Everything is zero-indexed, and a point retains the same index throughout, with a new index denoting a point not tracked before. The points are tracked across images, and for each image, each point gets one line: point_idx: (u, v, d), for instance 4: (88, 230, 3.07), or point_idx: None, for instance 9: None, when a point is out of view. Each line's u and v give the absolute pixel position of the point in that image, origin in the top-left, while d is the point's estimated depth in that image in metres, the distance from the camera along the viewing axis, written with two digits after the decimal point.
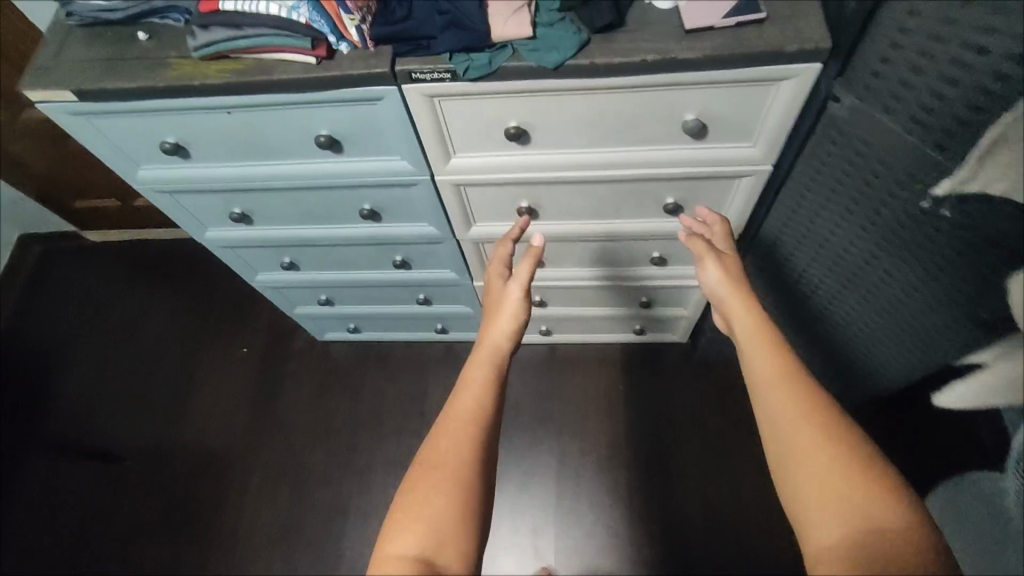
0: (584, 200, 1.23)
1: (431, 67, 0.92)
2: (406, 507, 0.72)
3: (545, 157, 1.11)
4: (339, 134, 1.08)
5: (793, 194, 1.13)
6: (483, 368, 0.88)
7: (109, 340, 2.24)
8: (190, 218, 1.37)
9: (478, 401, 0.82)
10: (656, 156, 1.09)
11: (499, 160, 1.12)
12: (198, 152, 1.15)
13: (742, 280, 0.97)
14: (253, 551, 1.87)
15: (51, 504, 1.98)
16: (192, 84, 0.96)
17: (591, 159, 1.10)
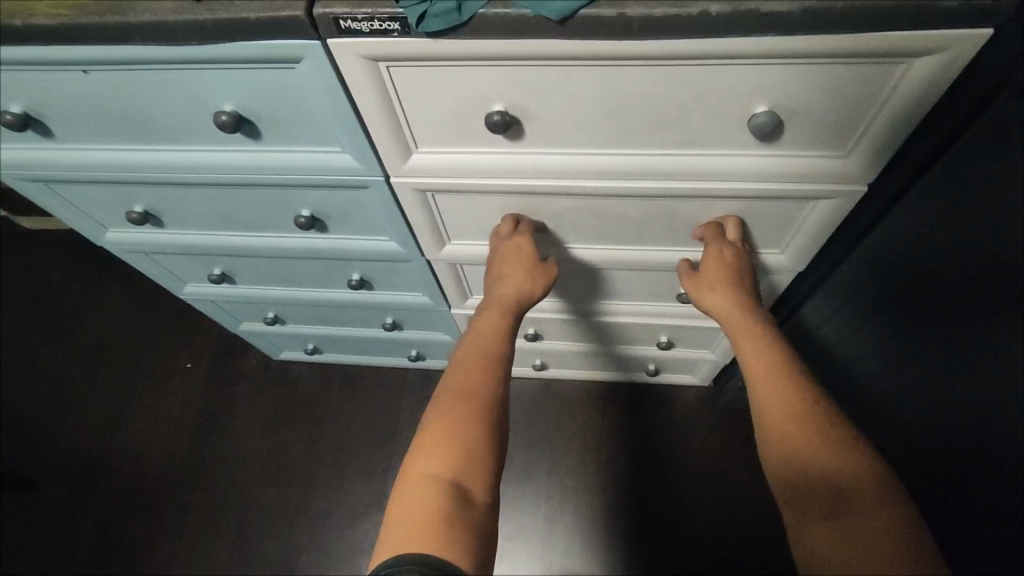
0: (599, 218, 0.90)
1: (367, 11, 0.59)
2: (430, 434, 0.63)
3: (544, 157, 0.77)
4: (250, 111, 0.76)
5: (888, 241, 0.80)
6: (492, 316, 0.80)
7: (34, 342, 1.92)
8: (81, 215, 1.05)
9: (485, 343, 0.75)
10: (706, 164, 0.75)
11: (480, 160, 0.79)
12: (61, 129, 0.82)
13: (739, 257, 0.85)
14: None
15: None
16: (13, 25, 0.64)
17: (616, 163, 0.77)
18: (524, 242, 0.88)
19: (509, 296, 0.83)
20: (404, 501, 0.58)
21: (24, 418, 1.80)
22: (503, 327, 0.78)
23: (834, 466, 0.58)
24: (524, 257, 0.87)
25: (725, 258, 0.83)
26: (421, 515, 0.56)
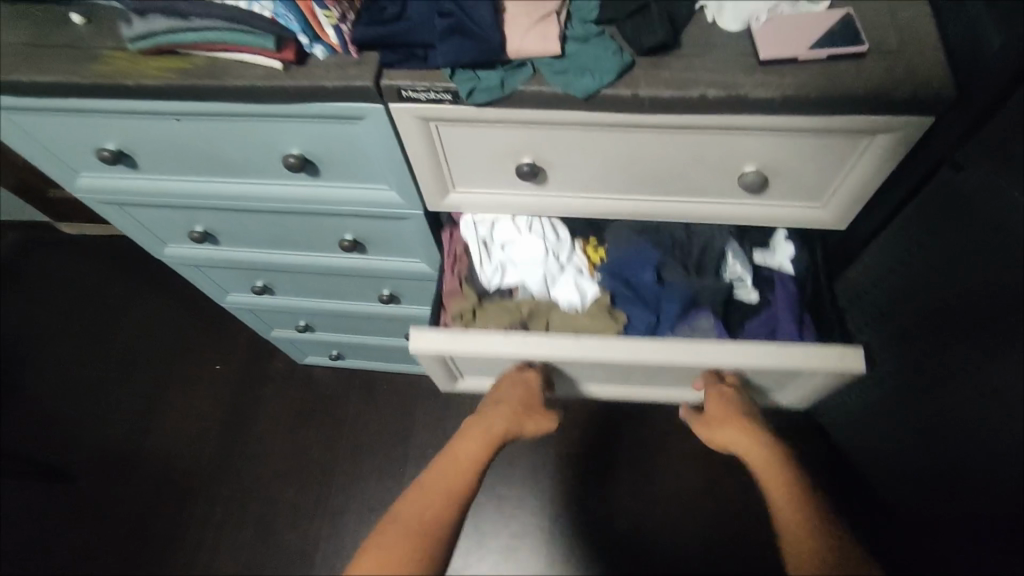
0: (604, 372, 1.03)
1: (426, 84, 0.71)
2: (368, 563, 0.73)
3: (548, 342, 0.91)
4: (313, 154, 0.88)
5: (878, 259, 0.91)
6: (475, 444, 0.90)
7: (73, 341, 2.04)
8: (146, 233, 1.17)
9: (464, 468, 0.86)
10: (693, 356, 0.88)
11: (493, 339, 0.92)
12: (146, 162, 0.95)
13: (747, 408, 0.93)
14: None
15: None
16: (126, 84, 0.77)
17: (608, 352, 0.90)
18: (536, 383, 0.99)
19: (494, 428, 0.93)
20: None
21: (64, 412, 1.93)
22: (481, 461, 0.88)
23: None
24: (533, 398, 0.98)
25: (739, 400, 0.94)
26: None
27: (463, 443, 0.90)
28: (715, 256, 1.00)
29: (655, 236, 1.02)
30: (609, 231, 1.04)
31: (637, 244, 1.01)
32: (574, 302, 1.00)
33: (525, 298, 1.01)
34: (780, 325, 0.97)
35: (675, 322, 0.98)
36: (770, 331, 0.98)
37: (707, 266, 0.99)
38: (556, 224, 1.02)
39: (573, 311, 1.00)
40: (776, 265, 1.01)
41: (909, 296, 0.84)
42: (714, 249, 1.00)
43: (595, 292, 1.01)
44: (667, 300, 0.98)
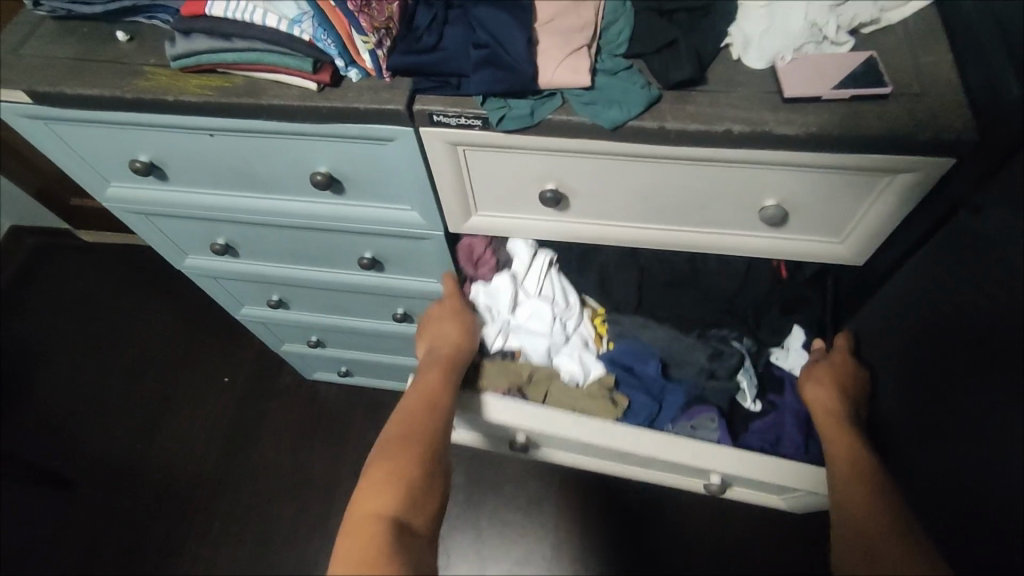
0: (597, 451, 1.01)
1: (458, 111, 0.73)
2: (376, 471, 0.77)
3: (551, 417, 0.95)
4: (340, 173, 0.90)
5: (889, 304, 0.91)
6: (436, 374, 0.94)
7: (83, 346, 2.06)
8: (168, 243, 1.19)
9: (435, 397, 0.90)
10: (698, 458, 0.92)
11: (506, 408, 0.96)
12: (175, 174, 0.97)
13: (841, 367, 0.96)
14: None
15: None
16: (165, 99, 0.79)
17: (610, 439, 0.93)
18: (455, 309, 1.04)
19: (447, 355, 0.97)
20: (348, 531, 0.71)
21: (70, 417, 1.93)
22: (444, 378, 0.93)
23: (883, 538, 0.71)
24: (459, 317, 1.03)
25: (836, 364, 0.97)
26: (361, 542, 0.68)
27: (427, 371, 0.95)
28: (729, 358, 1.05)
29: (668, 330, 1.09)
30: (619, 315, 1.12)
31: (646, 335, 1.10)
32: (576, 377, 1.06)
33: (525, 363, 1.06)
34: (784, 432, 1.01)
35: (677, 413, 1.05)
36: (774, 437, 1.01)
37: (720, 368, 1.05)
38: (565, 295, 1.10)
39: (574, 385, 1.05)
40: (785, 368, 1.06)
41: (911, 339, 0.83)
42: (731, 352, 1.06)
43: (600, 372, 1.07)
44: (671, 393, 1.06)
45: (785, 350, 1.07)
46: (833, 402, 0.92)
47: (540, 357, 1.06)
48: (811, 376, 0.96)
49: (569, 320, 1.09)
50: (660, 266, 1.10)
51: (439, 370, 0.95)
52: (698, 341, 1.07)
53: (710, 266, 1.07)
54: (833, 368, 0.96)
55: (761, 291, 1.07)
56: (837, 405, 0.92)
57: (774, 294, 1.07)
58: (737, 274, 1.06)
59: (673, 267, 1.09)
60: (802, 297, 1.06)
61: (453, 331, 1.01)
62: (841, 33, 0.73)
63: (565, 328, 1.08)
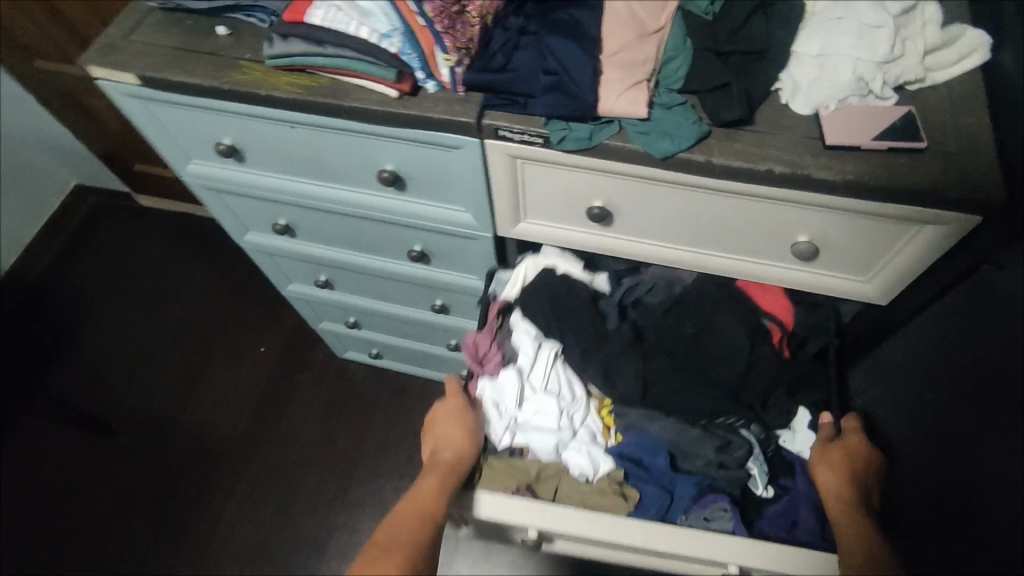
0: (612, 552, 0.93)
1: (522, 128, 0.80)
2: None
3: (560, 516, 0.89)
4: (405, 172, 0.98)
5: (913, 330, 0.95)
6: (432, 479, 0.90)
7: (133, 304, 2.18)
8: (233, 219, 1.28)
9: (425, 506, 0.86)
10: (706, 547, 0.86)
11: (512, 501, 0.91)
12: (252, 158, 1.06)
13: (853, 450, 0.92)
14: (222, 564, 1.74)
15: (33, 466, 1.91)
16: (257, 93, 0.88)
17: (618, 532, 0.88)
18: (458, 402, 1.00)
19: (447, 458, 0.93)
20: None
21: (115, 371, 2.06)
22: (440, 483, 0.89)
23: None
24: (465, 417, 0.98)
25: (851, 446, 0.92)
26: None
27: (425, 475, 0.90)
28: (738, 449, 0.99)
29: (674, 421, 1.02)
30: (625, 407, 1.04)
31: (653, 427, 1.02)
32: (585, 472, 1.00)
33: (533, 462, 1.00)
34: (799, 516, 0.97)
35: (688, 505, 0.98)
36: (789, 522, 0.97)
37: (729, 457, 0.99)
38: (571, 387, 1.06)
39: (583, 481, 0.99)
40: (794, 451, 1.03)
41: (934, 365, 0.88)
42: (739, 443, 1.00)
43: (609, 465, 1.01)
44: (681, 484, 0.99)
45: (792, 431, 1.03)
46: (845, 492, 0.88)
47: (548, 454, 1.01)
48: (824, 460, 0.91)
49: (576, 416, 1.04)
50: (664, 355, 1.05)
51: (437, 473, 0.91)
52: (705, 433, 1.00)
53: (716, 339, 1.04)
54: (846, 451, 0.92)
55: (767, 377, 1.02)
56: (851, 495, 0.87)
57: (779, 377, 1.03)
58: (741, 356, 1.02)
59: (676, 357, 1.04)
60: (810, 376, 1.06)
61: (457, 432, 0.96)
62: (887, 89, 0.78)
63: (573, 422, 1.03)
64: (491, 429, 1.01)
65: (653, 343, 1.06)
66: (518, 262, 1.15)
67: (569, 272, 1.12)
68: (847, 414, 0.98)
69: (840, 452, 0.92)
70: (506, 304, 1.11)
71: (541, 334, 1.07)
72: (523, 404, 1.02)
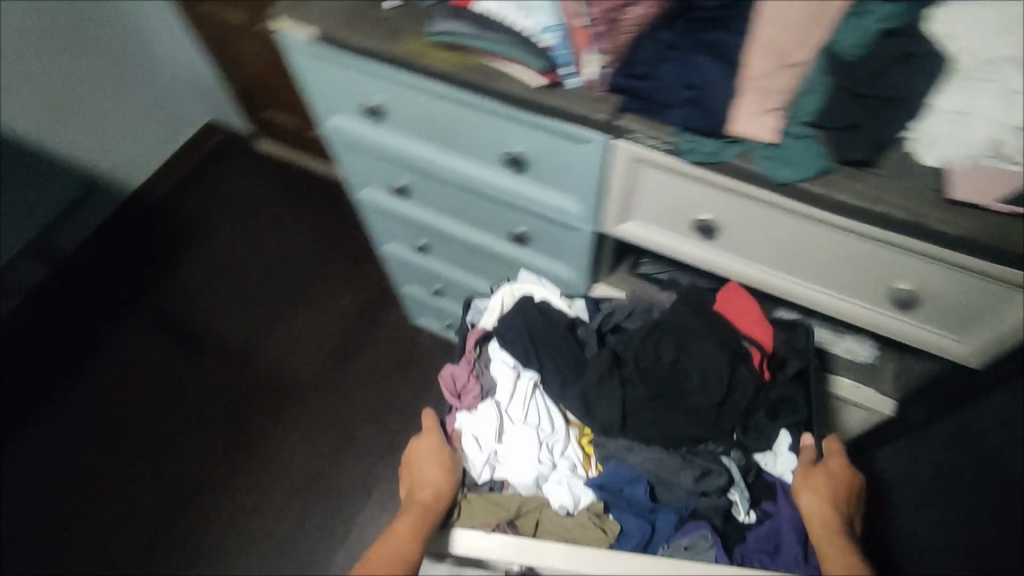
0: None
1: (652, 134, 0.86)
2: None
3: (545, 549, 0.85)
4: (527, 157, 1.06)
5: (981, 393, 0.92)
6: (409, 520, 0.91)
7: (239, 238, 2.36)
8: (354, 173, 1.40)
9: (402, 546, 0.87)
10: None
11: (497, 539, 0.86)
12: (390, 121, 1.16)
13: (839, 479, 0.97)
14: (278, 485, 1.89)
15: (131, 365, 2.12)
16: (415, 63, 0.97)
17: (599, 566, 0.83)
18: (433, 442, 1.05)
19: (423, 499, 0.96)
20: None
21: (214, 295, 2.25)
22: (417, 523, 0.90)
23: None
24: (441, 454, 1.04)
25: (838, 472, 0.98)
26: None
27: (402, 517, 0.92)
28: (718, 478, 0.99)
29: (651, 451, 1.04)
30: (605, 438, 1.06)
31: (630, 457, 1.04)
32: (566, 506, 1.03)
33: (514, 496, 1.04)
34: (783, 540, 0.98)
35: (670, 533, 0.99)
36: (773, 545, 0.98)
37: (709, 485, 0.99)
38: (551, 419, 1.09)
39: (563, 515, 1.02)
40: (776, 475, 1.04)
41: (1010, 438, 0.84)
42: (719, 473, 1.00)
43: (589, 499, 1.03)
44: (660, 517, 1.01)
45: (773, 454, 1.05)
46: (828, 517, 0.93)
47: (526, 486, 1.05)
48: (808, 484, 0.96)
49: (557, 449, 1.07)
50: (640, 384, 1.06)
51: (412, 515, 0.92)
52: (683, 462, 1.01)
53: (689, 362, 1.05)
54: (831, 479, 0.97)
55: (745, 403, 1.03)
56: (832, 520, 0.93)
57: (756, 402, 1.04)
58: (721, 384, 1.03)
59: (654, 386, 1.05)
60: (788, 400, 1.05)
61: (432, 468, 1.02)
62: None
63: (552, 454, 1.07)
64: (466, 459, 1.07)
65: (630, 368, 1.06)
66: (495, 295, 1.22)
67: (553, 302, 1.19)
68: (827, 437, 1.04)
69: (823, 475, 0.97)
70: (483, 334, 1.18)
71: (519, 364, 1.11)
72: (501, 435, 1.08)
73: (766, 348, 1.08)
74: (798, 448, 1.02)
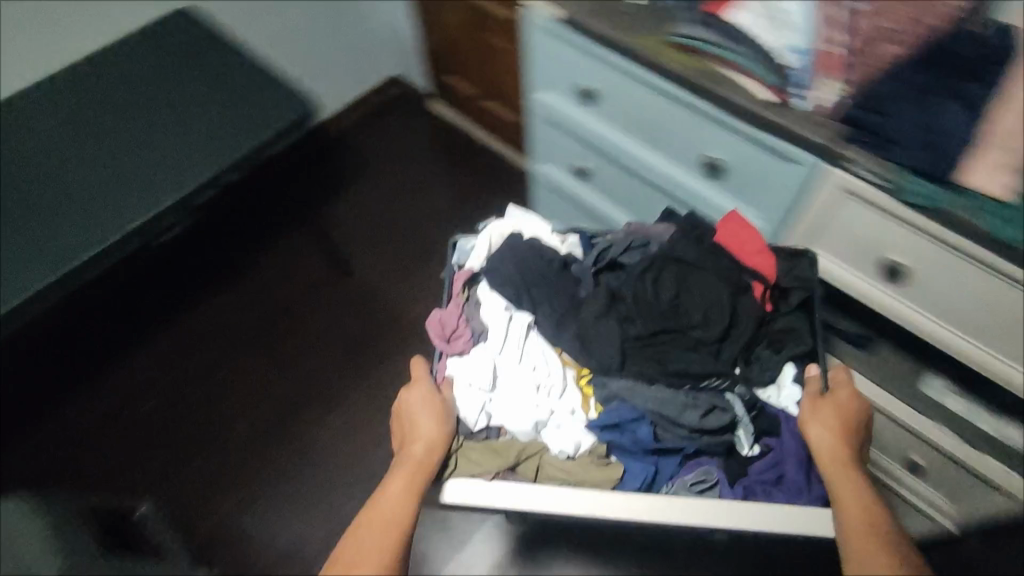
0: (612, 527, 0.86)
1: (874, 167, 0.88)
2: None
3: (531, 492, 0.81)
4: (727, 165, 1.11)
5: None
6: (399, 481, 0.81)
7: (394, 181, 2.41)
8: (542, 148, 1.51)
9: (393, 512, 0.78)
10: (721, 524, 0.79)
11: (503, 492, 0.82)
12: (599, 105, 1.25)
13: (850, 413, 0.87)
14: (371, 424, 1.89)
15: (277, 277, 2.18)
16: (646, 56, 1.05)
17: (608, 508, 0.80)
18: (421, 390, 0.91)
19: (411, 456, 0.84)
20: None
21: (360, 230, 2.29)
22: (409, 486, 0.81)
23: None
24: (432, 402, 0.90)
25: (849, 403, 0.88)
26: None
27: (392, 477, 0.82)
28: (723, 414, 0.91)
29: (661, 389, 0.93)
30: (606, 377, 0.94)
31: (633, 398, 0.92)
32: (566, 451, 0.91)
33: (511, 442, 0.92)
34: (787, 471, 0.89)
35: (675, 471, 0.91)
36: (778, 477, 0.90)
37: (712, 422, 0.90)
38: (546, 360, 0.96)
39: (563, 460, 0.91)
40: (778, 407, 0.94)
41: None
42: (724, 410, 0.91)
43: (589, 441, 0.92)
44: (663, 462, 0.91)
45: (776, 388, 0.95)
46: (839, 450, 0.83)
47: (522, 435, 0.93)
48: (817, 417, 0.86)
49: (552, 390, 0.94)
50: (643, 316, 0.97)
51: (403, 473, 0.82)
52: (687, 399, 0.91)
53: (690, 301, 0.97)
54: (842, 412, 0.86)
55: (751, 328, 0.96)
56: (842, 453, 0.82)
57: (757, 333, 0.97)
58: (723, 315, 0.95)
59: (656, 320, 0.96)
60: (793, 330, 0.99)
61: (426, 432, 0.87)
62: None
63: (548, 398, 0.94)
64: (457, 408, 0.93)
65: (629, 302, 0.97)
66: (483, 231, 1.09)
67: (544, 239, 1.08)
68: (835, 367, 0.94)
69: (833, 409, 0.87)
70: (471, 275, 1.06)
71: (511, 302, 1.00)
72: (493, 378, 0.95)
73: (767, 281, 1.00)
74: (803, 380, 0.94)
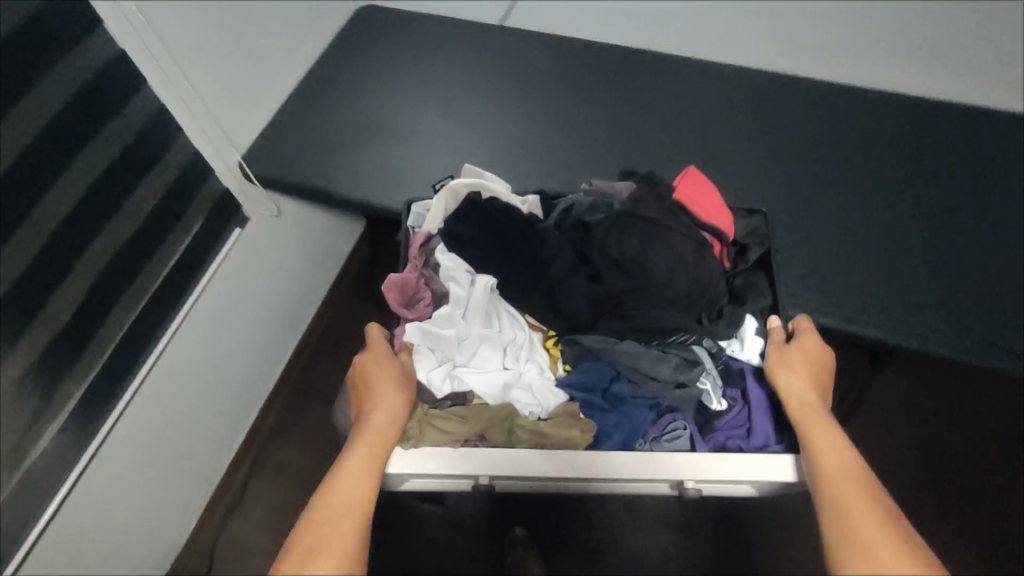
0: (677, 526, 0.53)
1: None
2: None
3: (509, 456, 0.50)
4: None
5: None
6: (365, 456, 0.48)
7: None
8: None
9: (361, 492, 0.46)
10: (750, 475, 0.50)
11: (449, 459, 0.50)
12: None
13: (819, 359, 0.55)
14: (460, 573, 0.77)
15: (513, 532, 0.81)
16: None
17: (573, 466, 0.50)
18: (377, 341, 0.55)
19: (375, 422, 0.50)
20: None
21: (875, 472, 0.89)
22: (375, 464, 0.48)
23: None
24: (397, 368, 0.54)
25: (816, 350, 0.56)
26: None
27: (352, 448, 0.48)
28: (692, 370, 0.56)
29: (609, 325, 0.57)
30: (577, 336, 0.57)
31: (587, 344, 0.56)
32: (535, 410, 0.53)
33: (469, 406, 0.53)
34: (758, 420, 0.55)
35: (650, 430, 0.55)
36: (749, 429, 0.55)
37: (681, 374, 0.55)
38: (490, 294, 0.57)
39: (532, 424, 0.52)
40: (742, 362, 0.57)
41: None
42: (690, 363, 0.56)
43: (555, 401, 0.54)
44: (631, 414, 0.54)
45: (738, 341, 0.58)
46: (813, 392, 0.52)
47: (489, 399, 0.53)
48: (782, 360, 0.55)
49: (519, 351, 0.56)
50: (612, 271, 0.57)
51: (367, 441, 0.49)
52: (653, 352, 0.56)
53: (657, 252, 0.57)
54: (813, 349, 0.55)
55: (709, 275, 0.58)
56: (811, 385, 0.53)
57: (720, 287, 0.59)
58: (679, 271, 0.57)
59: (622, 277, 0.57)
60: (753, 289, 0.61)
61: (382, 399, 0.51)
62: None
63: (506, 348, 0.56)
64: (418, 375, 0.54)
65: (598, 258, 0.58)
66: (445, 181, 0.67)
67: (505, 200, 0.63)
68: (797, 315, 0.60)
69: (811, 348, 0.56)
70: (430, 240, 0.62)
71: (477, 265, 0.59)
72: (459, 344, 0.55)
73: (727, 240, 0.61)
74: (768, 330, 0.58)
